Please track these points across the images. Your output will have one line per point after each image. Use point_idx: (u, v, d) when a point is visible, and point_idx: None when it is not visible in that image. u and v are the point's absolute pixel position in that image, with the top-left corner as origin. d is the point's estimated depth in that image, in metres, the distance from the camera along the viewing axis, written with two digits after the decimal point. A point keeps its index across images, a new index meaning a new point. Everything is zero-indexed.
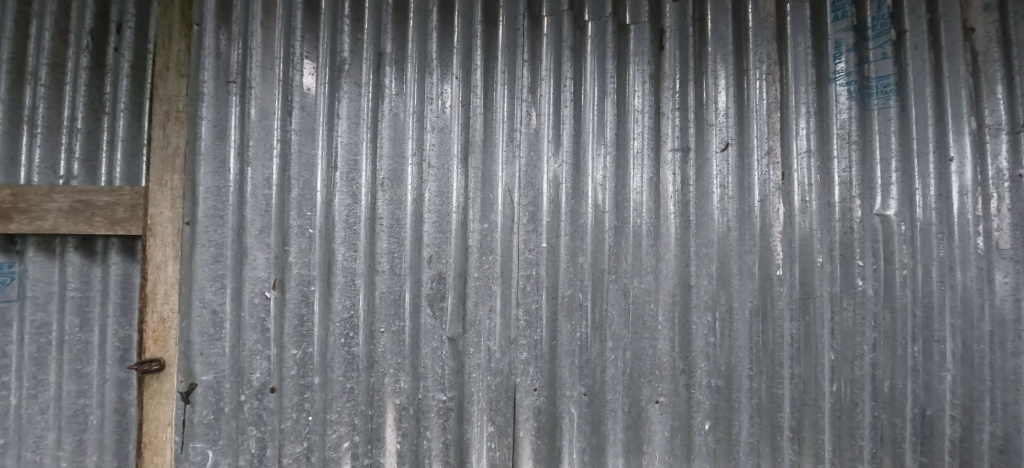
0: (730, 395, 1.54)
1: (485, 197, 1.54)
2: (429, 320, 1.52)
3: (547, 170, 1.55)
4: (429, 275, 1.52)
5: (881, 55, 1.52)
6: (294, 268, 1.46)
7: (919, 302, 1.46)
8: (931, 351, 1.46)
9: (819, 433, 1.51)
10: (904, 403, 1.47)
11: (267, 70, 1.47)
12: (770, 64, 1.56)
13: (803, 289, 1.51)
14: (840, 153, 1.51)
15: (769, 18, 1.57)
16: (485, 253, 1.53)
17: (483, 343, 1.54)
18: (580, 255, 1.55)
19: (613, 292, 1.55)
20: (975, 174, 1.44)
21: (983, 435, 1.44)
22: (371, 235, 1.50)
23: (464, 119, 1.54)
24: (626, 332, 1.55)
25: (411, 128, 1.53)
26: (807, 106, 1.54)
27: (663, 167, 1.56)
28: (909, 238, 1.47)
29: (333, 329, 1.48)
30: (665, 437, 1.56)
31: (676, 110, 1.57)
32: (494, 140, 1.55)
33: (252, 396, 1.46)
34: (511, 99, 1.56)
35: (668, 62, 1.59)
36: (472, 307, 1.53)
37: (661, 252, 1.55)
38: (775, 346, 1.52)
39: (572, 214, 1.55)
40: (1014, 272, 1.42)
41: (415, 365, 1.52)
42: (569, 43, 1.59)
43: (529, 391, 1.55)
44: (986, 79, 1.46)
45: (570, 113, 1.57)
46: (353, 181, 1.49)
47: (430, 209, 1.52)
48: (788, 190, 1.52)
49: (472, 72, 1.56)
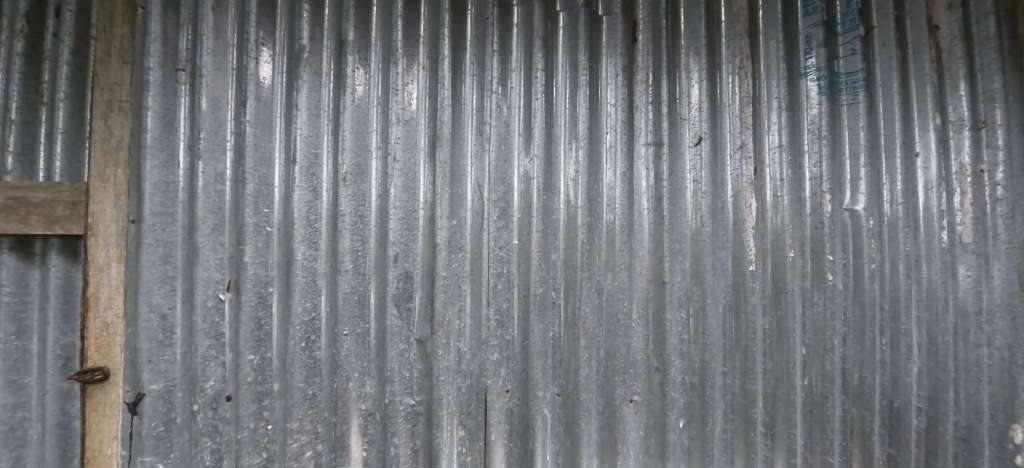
0: (704, 392, 1.52)
1: (453, 192, 1.48)
2: (396, 321, 1.46)
3: (518, 165, 1.51)
4: (395, 274, 1.45)
5: (850, 51, 1.52)
6: (250, 268, 1.38)
7: (887, 296, 1.47)
8: (899, 344, 1.47)
9: (791, 428, 1.51)
10: (872, 396, 1.48)
11: (219, 58, 1.39)
12: (743, 58, 1.54)
13: (775, 284, 1.50)
14: (811, 149, 1.51)
15: (741, 12, 1.55)
16: (453, 250, 1.48)
17: (453, 344, 1.48)
18: (552, 253, 1.51)
19: (586, 290, 1.51)
20: (939, 169, 1.45)
21: (947, 425, 1.45)
22: (333, 233, 1.43)
23: (431, 112, 1.49)
24: (600, 330, 1.52)
25: (376, 121, 1.46)
26: (779, 101, 1.53)
27: (636, 162, 1.53)
28: (877, 232, 1.47)
29: (292, 332, 1.41)
30: (639, 436, 1.53)
31: (649, 103, 1.54)
32: (463, 133, 1.50)
33: (205, 405, 1.38)
34: (480, 92, 1.51)
35: (641, 55, 1.56)
36: (441, 307, 1.47)
37: (634, 249, 1.52)
38: (748, 342, 1.51)
39: (543, 210, 1.51)
40: (976, 266, 1.43)
41: (381, 368, 1.46)
42: (539, 33, 1.54)
43: (501, 392, 1.50)
44: (950, 76, 1.46)
45: (541, 106, 1.53)
46: (314, 176, 1.42)
47: (396, 205, 1.45)
48: (760, 186, 1.51)
49: (440, 62, 1.50)
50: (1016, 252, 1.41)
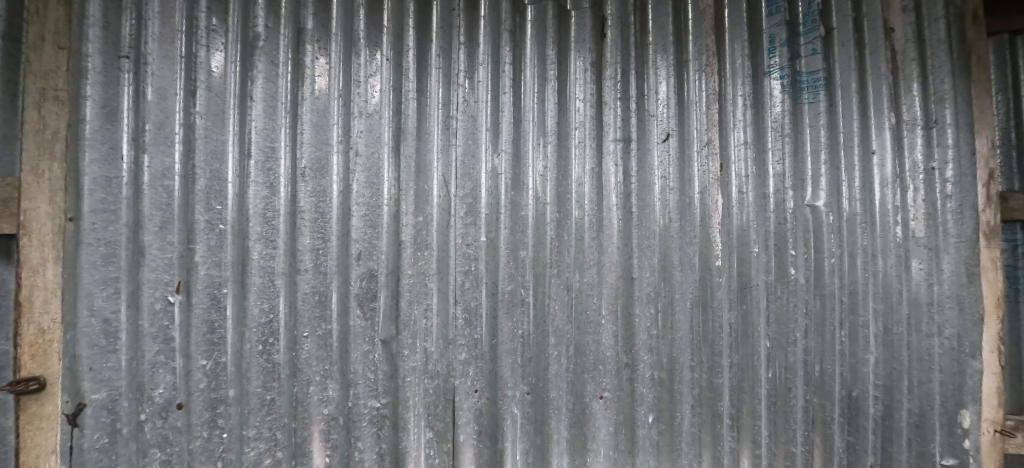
0: (673, 387, 1.52)
1: (419, 188, 1.44)
2: (359, 322, 1.41)
3: (485, 160, 1.48)
4: (358, 273, 1.40)
5: (812, 50, 1.54)
6: (201, 269, 1.31)
7: (846, 289, 1.51)
8: (857, 336, 1.50)
9: (755, 420, 1.53)
10: (833, 386, 1.51)
11: (166, 45, 1.31)
12: (709, 55, 1.55)
13: (741, 279, 1.52)
14: (774, 146, 1.53)
15: (707, 9, 1.56)
16: (420, 248, 1.44)
17: (419, 344, 1.45)
18: (520, 249, 1.48)
19: (555, 286, 1.50)
20: (894, 166, 1.49)
21: (902, 413, 1.50)
22: (292, 230, 1.36)
23: (396, 105, 1.44)
24: (569, 327, 1.51)
25: (337, 114, 1.40)
26: (744, 98, 1.54)
27: (605, 158, 1.52)
28: (837, 227, 1.50)
29: (248, 336, 1.34)
30: (609, 433, 1.53)
31: (618, 99, 1.54)
32: (429, 128, 1.46)
33: (154, 414, 1.30)
34: (446, 85, 1.48)
35: (610, 51, 1.55)
36: (406, 306, 1.43)
37: (604, 245, 1.51)
38: (714, 337, 1.52)
39: (512, 206, 1.48)
40: (927, 259, 1.48)
41: (344, 371, 1.41)
42: (507, 26, 1.52)
43: (470, 392, 1.48)
44: (904, 76, 1.51)
45: (509, 100, 1.50)
46: (271, 171, 1.36)
47: (358, 201, 1.40)
48: (726, 182, 1.52)
49: (404, 54, 1.46)
50: (964, 246, 1.46)
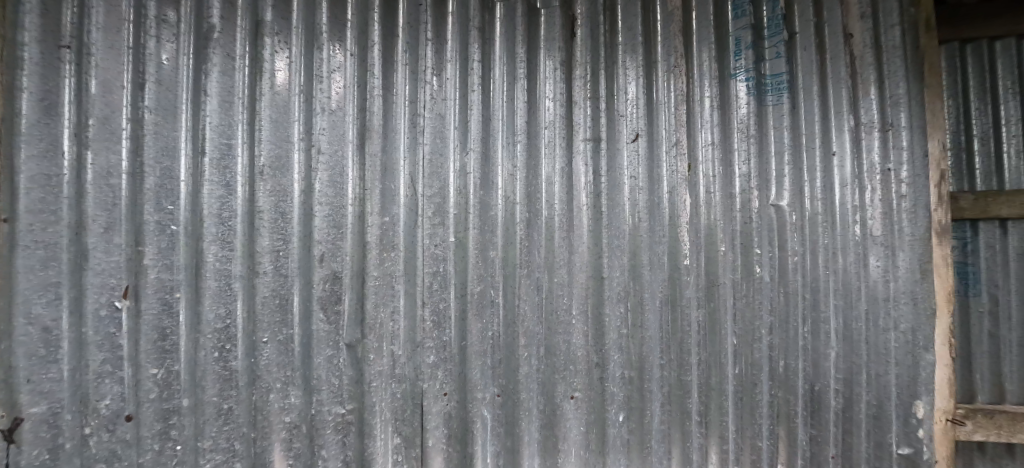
0: (643, 385, 1.53)
1: (385, 187, 1.40)
2: (322, 326, 1.36)
3: (453, 159, 1.45)
4: (322, 275, 1.36)
5: (776, 54, 1.57)
6: (152, 272, 1.25)
7: (808, 286, 1.54)
8: (819, 331, 1.54)
9: (723, 415, 1.55)
10: (796, 380, 1.54)
11: (112, 35, 1.24)
12: (677, 56, 1.56)
13: (709, 277, 1.53)
14: (740, 147, 1.55)
15: (675, 11, 1.57)
16: (386, 249, 1.40)
17: (386, 347, 1.41)
18: (490, 250, 1.46)
19: (525, 287, 1.48)
20: (853, 167, 1.54)
21: (861, 405, 1.54)
22: (251, 231, 1.31)
23: (360, 102, 1.40)
24: (539, 328, 1.49)
25: (298, 111, 1.35)
26: (710, 99, 1.56)
27: (575, 157, 1.51)
28: (800, 226, 1.54)
29: (203, 342, 1.28)
30: (580, 433, 1.53)
31: (587, 99, 1.53)
32: (395, 126, 1.42)
33: (101, 427, 1.23)
34: (413, 82, 1.44)
35: (579, 50, 1.54)
36: (373, 309, 1.39)
37: (574, 245, 1.50)
38: (683, 335, 1.53)
39: (481, 206, 1.46)
40: (884, 257, 1.52)
41: (307, 377, 1.36)
42: (476, 23, 1.49)
43: (439, 396, 1.45)
44: (862, 80, 1.55)
45: (478, 98, 1.48)
46: (227, 169, 1.30)
47: (321, 201, 1.36)
48: (694, 182, 1.53)
49: (369, 50, 1.42)
50: (918, 244, 1.51)
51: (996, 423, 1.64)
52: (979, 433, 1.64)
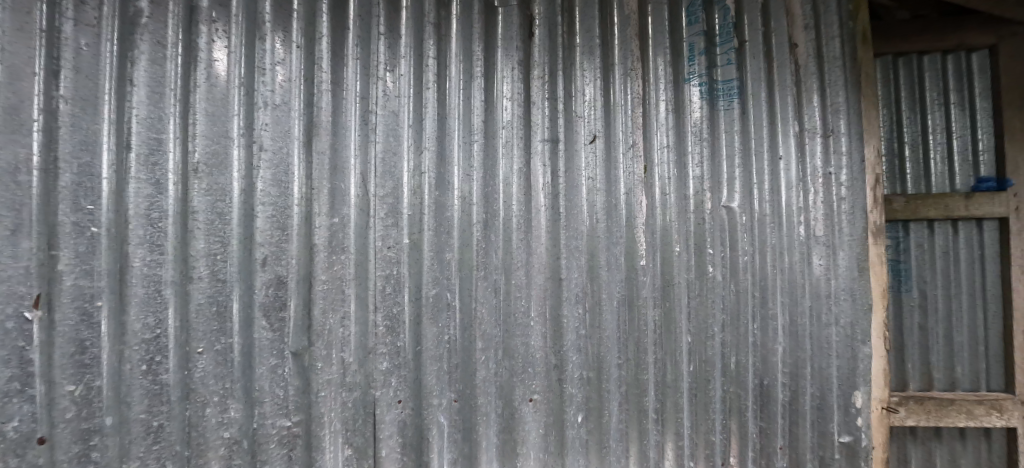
0: (601, 385, 1.52)
1: (335, 186, 1.34)
2: (265, 334, 1.29)
3: (407, 159, 1.40)
4: (265, 280, 1.28)
5: (727, 61, 1.60)
6: (68, 279, 1.15)
7: (757, 284, 1.58)
8: (768, 327, 1.58)
9: (678, 412, 1.56)
10: (746, 375, 1.58)
11: (22, 15, 1.14)
12: (634, 60, 1.57)
13: (664, 276, 1.54)
14: (694, 150, 1.57)
15: (632, 16, 1.58)
16: (335, 252, 1.33)
17: (335, 355, 1.34)
18: (446, 252, 1.42)
19: (482, 290, 1.44)
20: (798, 170, 1.59)
21: (806, 397, 1.59)
22: (184, 233, 1.23)
23: (307, 97, 1.33)
24: (497, 330, 1.46)
25: (238, 104, 1.28)
26: (666, 102, 1.57)
27: (533, 158, 1.49)
28: (749, 227, 1.58)
29: (128, 354, 1.19)
30: (539, 436, 1.50)
31: (545, 99, 1.51)
32: (345, 123, 1.36)
33: (8, 451, 1.12)
34: (365, 78, 1.38)
35: (537, 50, 1.52)
36: (321, 315, 1.32)
37: (533, 246, 1.48)
38: (639, 334, 1.54)
39: (436, 207, 1.41)
40: (826, 255, 1.58)
41: (248, 389, 1.28)
42: (431, 19, 1.45)
43: (392, 403, 1.39)
44: (806, 88, 1.61)
45: (433, 97, 1.43)
46: (156, 166, 1.21)
47: (264, 201, 1.28)
48: (650, 183, 1.54)
49: (317, 43, 1.35)
50: (856, 243, 1.58)
51: (925, 409, 1.82)
52: (912, 417, 1.82)
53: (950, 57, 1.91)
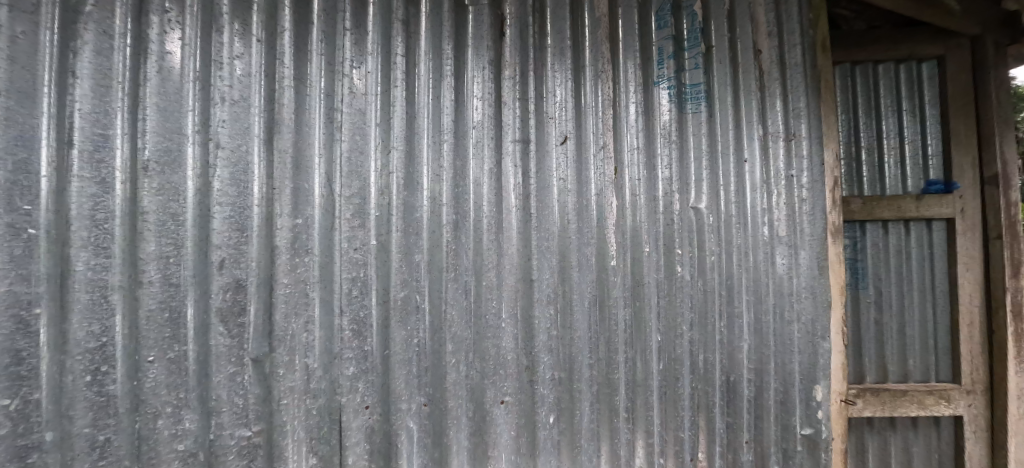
0: (572, 385, 1.52)
1: (298, 186, 1.29)
2: (222, 341, 1.23)
3: (374, 158, 1.36)
4: (222, 283, 1.23)
5: (694, 65, 1.62)
6: (2, 285, 1.07)
7: (724, 283, 1.60)
8: (734, 325, 1.60)
9: (649, 410, 1.57)
10: (714, 372, 1.60)
11: None
12: (605, 62, 1.57)
13: (634, 277, 1.55)
14: (662, 152, 1.58)
15: (602, 18, 1.58)
16: (298, 254, 1.29)
17: (298, 361, 1.29)
18: (415, 254, 1.38)
19: (451, 292, 1.42)
20: (762, 172, 1.63)
21: (771, 392, 1.62)
22: (133, 235, 1.16)
23: (268, 92, 1.28)
24: (467, 332, 1.44)
25: (193, 99, 1.22)
26: (635, 104, 1.58)
27: (504, 158, 1.47)
28: (716, 227, 1.60)
29: (71, 365, 1.13)
30: (511, 437, 1.49)
31: (516, 99, 1.50)
32: (309, 120, 1.31)
33: None
34: (330, 75, 1.34)
35: (508, 50, 1.50)
36: (283, 320, 1.27)
37: (503, 247, 1.46)
38: (611, 334, 1.54)
39: (404, 208, 1.38)
40: (789, 255, 1.62)
41: (204, 399, 1.23)
42: (399, 16, 1.41)
43: (359, 409, 1.35)
44: (769, 93, 1.64)
45: (401, 95, 1.40)
46: (102, 163, 1.15)
47: (221, 200, 1.23)
48: (620, 185, 1.55)
49: (279, 37, 1.30)
50: (817, 243, 1.63)
51: (881, 400, 1.90)
52: (868, 409, 1.90)
53: (902, 66, 1.99)
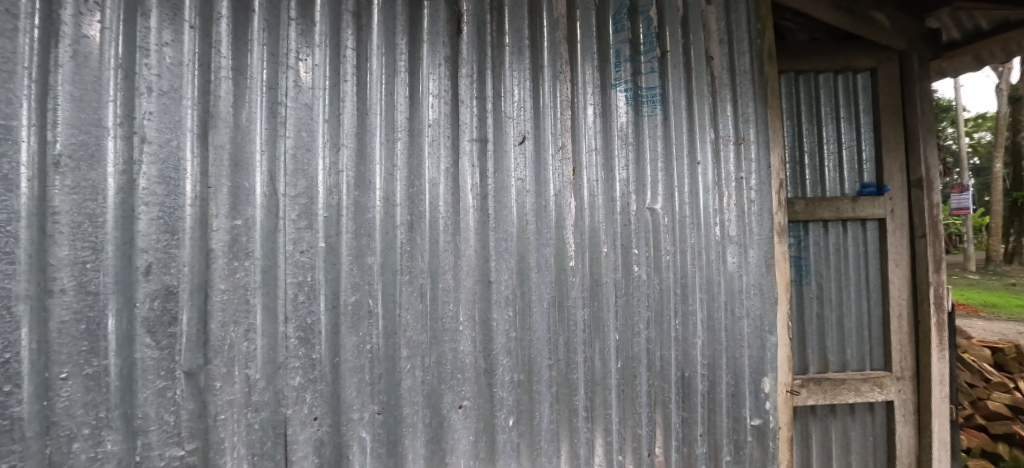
0: (531, 388, 1.49)
1: (237, 183, 1.20)
2: (149, 353, 1.14)
3: (322, 156, 1.28)
4: (149, 291, 1.13)
5: (650, 69, 1.63)
6: None
7: (679, 281, 1.62)
8: (688, 323, 1.62)
9: (607, 409, 1.56)
10: (670, 369, 1.61)
11: None
12: (563, 63, 1.55)
13: (592, 277, 1.54)
14: (620, 153, 1.58)
15: (561, 19, 1.56)
16: (237, 258, 1.20)
17: (238, 372, 1.20)
18: (367, 256, 1.32)
19: (406, 295, 1.36)
20: (714, 174, 1.66)
21: (723, 386, 1.65)
22: (41, 238, 1.06)
23: (202, 83, 1.18)
24: (423, 336, 1.38)
25: (115, 88, 1.12)
26: (593, 106, 1.57)
27: (461, 158, 1.42)
28: (672, 227, 1.61)
29: None
30: (469, 442, 1.44)
31: (474, 98, 1.45)
32: (249, 115, 1.22)
33: None
34: (273, 69, 1.25)
35: (465, 47, 1.46)
36: (219, 329, 1.18)
37: (460, 247, 1.41)
38: (570, 334, 1.52)
39: (355, 208, 1.31)
40: (739, 253, 1.66)
41: (128, 417, 1.13)
42: (349, 8, 1.34)
43: (307, 421, 1.27)
44: (720, 98, 1.68)
45: (352, 90, 1.33)
46: (4, 158, 1.04)
47: (148, 200, 1.13)
48: (579, 185, 1.53)
49: (215, 24, 1.21)
50: (764, 242, 1.67)
51: (823, 388, 1.97)
52: (812, 397, 1.96)
53: (840, 76, 2.07)
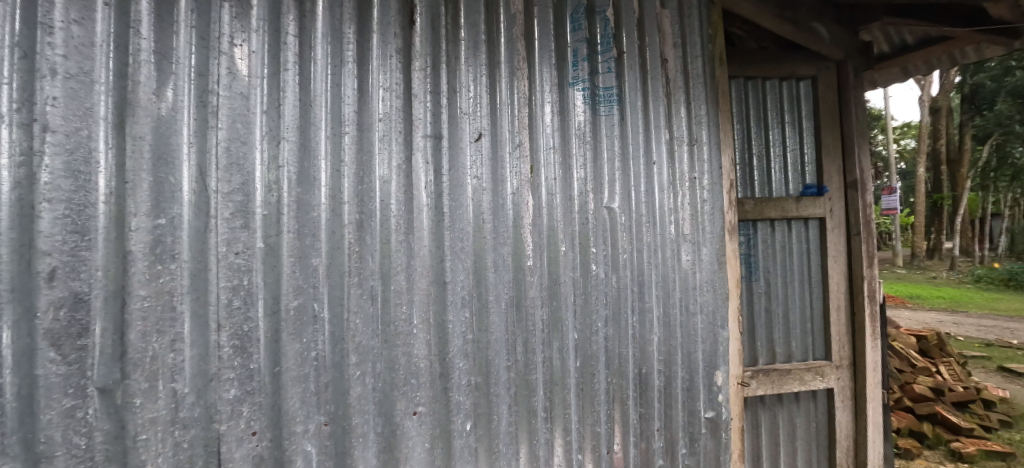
0: (489, 391, 1.44)
1: (161, 179, 1.09)
2: (54, 369, 1.01)
3: (260, 149, 1.19)
4: (54, 299, 1.00)
5: (607, 68, 1.61)
6: None
7: (636, 279, 1.61)
8: (646, 320, 1.61)
9: (566, 410, 1.53)
10: (628, 367, 1.60)
11: None
12: (519, 60, 1.51)
13: (551, 276, 1.50)
14: (578, 152, 1.56)
15: (518, 15, 1.52)
16: (161, 261, 1.09)
17: (163, 387, 1.09)
18: (312, 258, 1.23)
19: (355, 298, 1.27)
20: (668, 173, 1.67)
21: (679, 382, 1.66)
22: None
23: (117, 67, 1.07)
24: (373, 341, 1.30)
25: (10, 70, 0.99)
26: (551, 105, 1.53)
27: (414, 154, 1.36)
28: (629, 226, 1.60)
29: None
30: (424, 450, 1.37)
31: (428, 92, 1.38)
32: (175, 104, 1.11)
33: None
34: (203, 57, 1.15)
35: (418, 39, 1.39)
36: (139, 340, 1.07)
37: (414, 248, 1.34)
38: (528, 334, 1.48)
39: (297, 206, 1.22)
40: (693, 251, 1.68)
41: (29, 442, 1.00)
42: None
43: (244, 436, 1.17)
44: (675, 99, 1.69)
45: (294, 82, 1.23)
46: None
47: (51, 196, 1.00)
48: (536, 183, 1.49)
49: (134, 6, 1.09)
50: (716, 240, 1.71)
51: (771, 378, 2.00)
52: (761, 388, 1.99)
53: (786, 83, 2.13)
